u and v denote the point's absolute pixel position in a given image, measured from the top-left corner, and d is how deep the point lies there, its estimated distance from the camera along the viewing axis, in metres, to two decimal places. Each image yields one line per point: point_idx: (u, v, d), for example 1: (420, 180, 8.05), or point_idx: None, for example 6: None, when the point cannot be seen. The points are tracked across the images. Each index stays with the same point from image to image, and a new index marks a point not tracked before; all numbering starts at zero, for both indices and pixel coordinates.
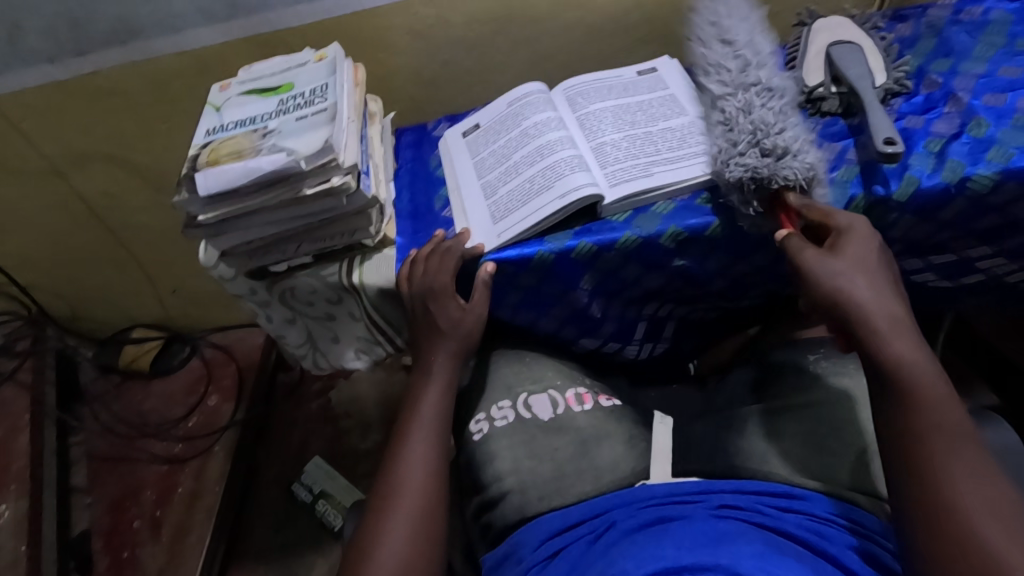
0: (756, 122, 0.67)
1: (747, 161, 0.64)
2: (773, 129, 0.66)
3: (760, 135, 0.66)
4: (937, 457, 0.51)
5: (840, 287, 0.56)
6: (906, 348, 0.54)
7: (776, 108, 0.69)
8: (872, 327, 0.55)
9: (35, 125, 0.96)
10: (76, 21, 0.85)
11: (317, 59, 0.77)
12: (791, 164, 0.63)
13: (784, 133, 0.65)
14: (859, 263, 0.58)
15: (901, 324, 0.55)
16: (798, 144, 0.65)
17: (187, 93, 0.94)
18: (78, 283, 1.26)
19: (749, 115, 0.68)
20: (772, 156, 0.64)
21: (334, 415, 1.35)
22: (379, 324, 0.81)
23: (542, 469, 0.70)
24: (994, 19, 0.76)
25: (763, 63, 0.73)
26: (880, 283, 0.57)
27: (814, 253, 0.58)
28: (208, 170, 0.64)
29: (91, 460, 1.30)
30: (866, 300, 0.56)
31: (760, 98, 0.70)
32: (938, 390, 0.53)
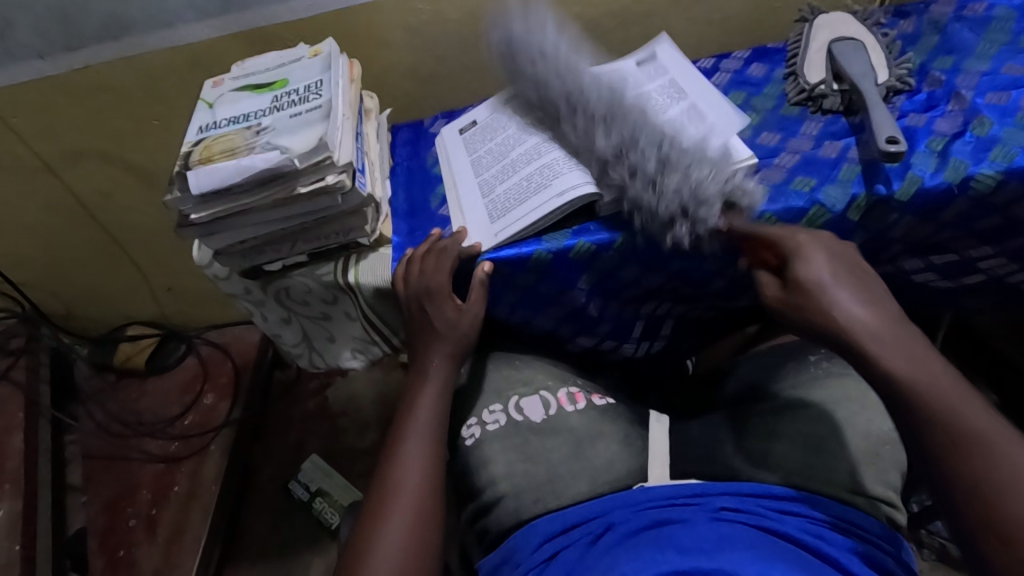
0: (657, 168, 0.66)
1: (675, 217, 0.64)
2: (666, 175, 0.65)
3: (663, 186, 0.65)
4: (975, 461, 0.49)
5: (813, 320, 0.57)
6: (901, 358, 0.54)
7: (658, 145, 0.67)
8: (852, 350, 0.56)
9: (26, 122, 0.95)
10: (67, 15, 0.84)
11: (312, 55, 0.76)
12: (702, 210, 0.63)
13: (679, 175, 0.64)
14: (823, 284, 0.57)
15: (882, 334, 0.55)
16: (701, 180, 0.64)
17: (180, 89, 0.93)
18: (71, 281, 1.25)
19: (644, 161, 0.67)
20: (682, 208, 0.64)
21: (331, 413, 1.34)
22: (374, 324, 0.80)
23: (537, 471, 0.69)
24: (997, 15, 0.75)
25: (600, 101, 0.71)
26: (849, 297, 0.57)
27: (779, 294, 0.60)
28: (200, 168, 0.63)
29: (86, 459, 1.30)
30: (843, 322, 0.56)
31: (633, 140, 0.68)
32: (949, 392, 0.52)
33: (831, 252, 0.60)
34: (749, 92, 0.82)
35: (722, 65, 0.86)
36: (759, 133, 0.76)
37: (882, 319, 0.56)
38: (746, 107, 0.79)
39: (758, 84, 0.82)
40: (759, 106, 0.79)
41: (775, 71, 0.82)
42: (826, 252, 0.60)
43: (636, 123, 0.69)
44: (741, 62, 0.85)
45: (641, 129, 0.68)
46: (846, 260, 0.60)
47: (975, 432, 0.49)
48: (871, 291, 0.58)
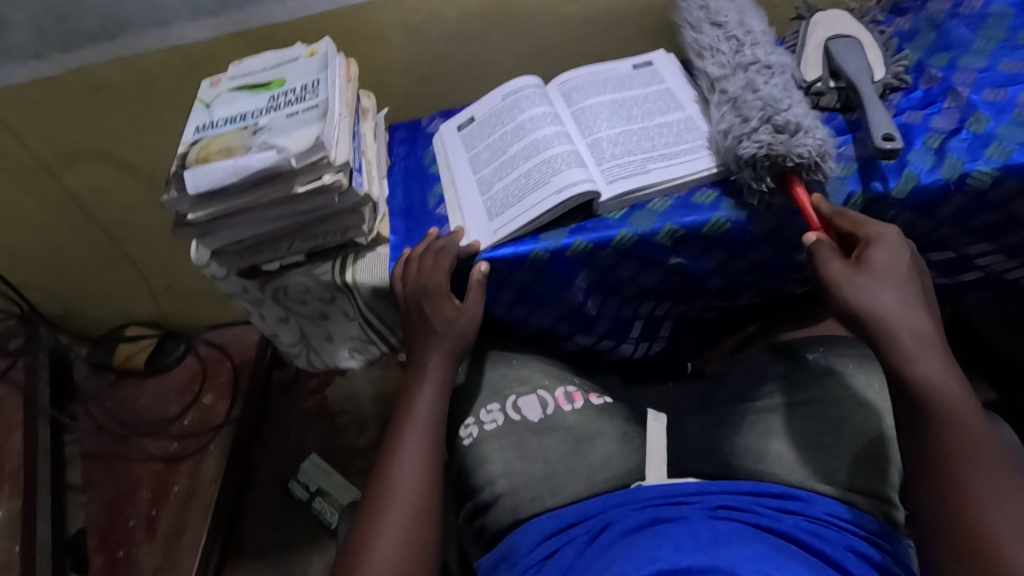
0: (763, 103, 0.68)
1: (761, 137, 0.64)
2: (781, 110, 0.67)
3: (773, 114, 0.66)
4: (954, 437, 0.53)
5: (863, 303, 0.57)
6: (936, 365, 0.55)
7: (774, 91, 0.70)
8: (895, 343, 0.56)
9: (23, 122, 0.95)
10: (63, 15, 0.84)
11: (309, 54, 0.76)
12: (794, 140, 0.63)
13: (793, 114, 0.66)
14: (888, 275, 0.59)
15: (930, 343, 0.56)
16: (805, 124, 0.66)
17: (178, 88, 0.93)
18: (70, 281, 1.25)
19: (750, 99, 0.69)
20: (784, 131, 0.64)
21: (331, 412, 1.35)
22: (373, 323, 0.80)
23: (532, 469, 0.70)
24: (993, 13, 0.75)
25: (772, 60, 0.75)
26: (907, 302, 0.58)
27: (840, 269, 0.59)
28: (197, 168, 0.63)
29: (86, 459, 1.30)
30: (893, 320, 0.57)
31: (762, 87, 0.71)
32: (955, 387, 0.54)
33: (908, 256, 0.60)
34: None
35: None
36: None
37: (920, 324, 0.57)
38: None
39: None
40: None
41: None
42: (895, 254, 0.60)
43: (757, 72, 0.74)
44: None
45: (758, 85, 0.71)
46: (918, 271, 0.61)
47: (962, 418, 0.53)
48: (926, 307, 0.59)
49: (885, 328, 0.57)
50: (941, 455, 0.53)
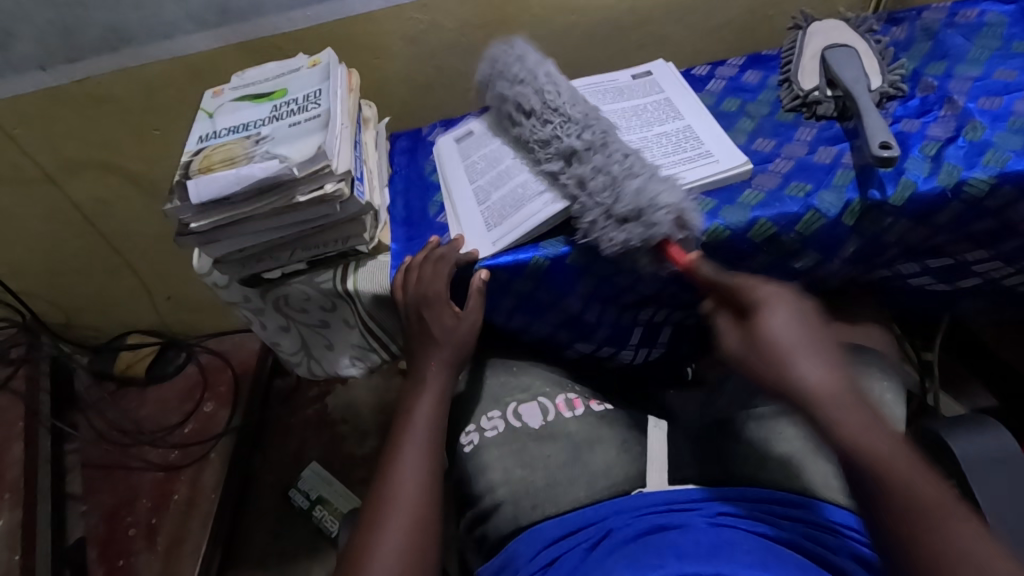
0: (606, 182, 0.64)
1: (619, 235, 0.63)
2: (619, 192, 0.63)
3: (613, 200, 0.63)
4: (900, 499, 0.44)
5: (763, 375, 0.52)
6: (841, 420, 0.47)
7: (619, 158, 0.65)
8: (807, 409, 0.49)
9: (27, 132, 0.96)
10: (68, 27, 0.85)
11: (311, 65, 0.77)
12: (648, 224, 0.61)
13: (631, 190, 0.62)
14: (784, 328, 0.52)
15: (835, 395, 0.48)
16: (653, 196, 0.61)
17: (181, 99, 0.94)
18: (71, 290, 1.25)
19: (591, 179, 0.65)
20: (630, 221, 0.62)
21: (332, 420, 1.35)
22: (374, 331, 0.80)
23: (533, 477, 0.69)
24: (988, 22, 0.76)
25: (596, 128, 0.69)
26: (805, 354, 0.50)
27: (738, 344, 0.54)
28: (200, 178, 0.64)
29: (86, 467, 1.29)
30: (796, 381, 0.49)
31: (607, 157, 0.66)
32: (871, 436, 0.46)
33: (798, 303, 0.55)
34: (744, 98, 0.82)
35: (717, 72, 0.87)
36: (755, 138, 0.76)
37: (823, 374, 0.49)
38: (742, 114, 0.80)
39: (754, 90, 0.82)
40: (754, 111, 0.80)
41: (770, 78, 0.83)
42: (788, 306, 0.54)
43: (598, 134, 0.68)
44: (736, 69, 0.86)
45: (604, 150, 0.67)
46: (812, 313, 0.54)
47: (894, 471, 0.45)
48: (828, 348, 0.51)
49: (788, 392, 0.50)
50: (896, 529, 0.44)
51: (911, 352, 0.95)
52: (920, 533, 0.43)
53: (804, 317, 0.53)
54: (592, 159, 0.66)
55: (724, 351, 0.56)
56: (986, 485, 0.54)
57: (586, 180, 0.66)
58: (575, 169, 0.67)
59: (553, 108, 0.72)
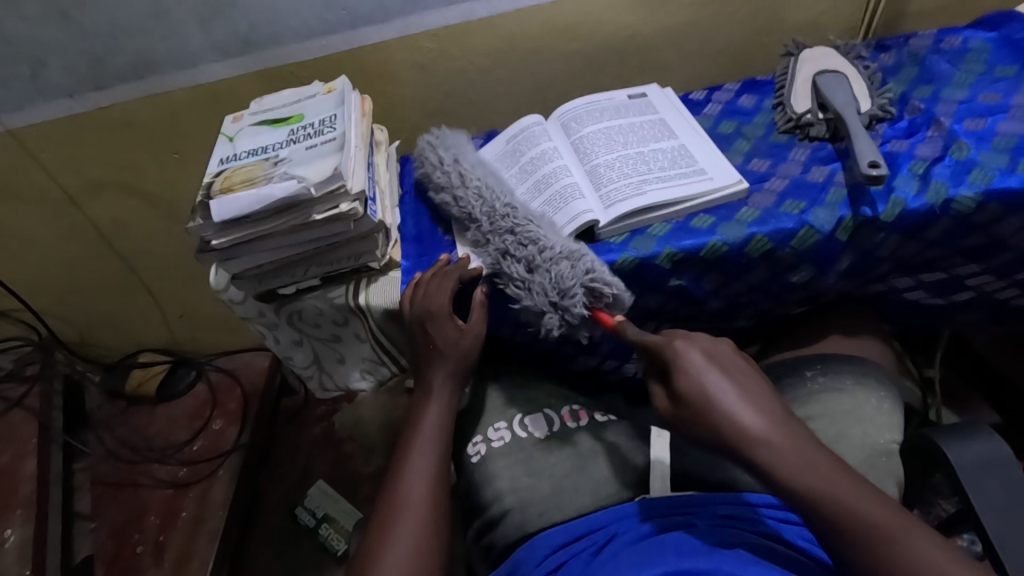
0: (520, 270, 0.68)
1: (551, 320, 0.67)
2: (530, 289, 0.68)
3: (533, 290, 0.67)
4: (849, 512, 0.46)
5: (692, 424, 0.53)
6: (784, 463, 0.49)
7: (516, 256, 0.69)
8: (739, 450, 0.50)
9: (52, 155, 1.00)
10: (97, 57, 0.90)
11: (326, 91, 0.81)
12: (570, 307, 0.66)
13: (542, 276, 0.67)
14: (705, 371, 0.54)
15: (766, 436, 0.50)
16: (563, 282, 0.66)
17: (201, 124, 0.98)
18: (86, 309, 1.28)
19: (511, 267, 0.69)
20: (550, 307, 0.67)
21: (338, 438, 1.37)
22: (384, 345, 0.83)
23: (538, 485, 0.71)
24: (972, 48, 0.80)
25: (503, 219, 0.72)
26: (731, 394, 0.52)
27: (665, 405, 0.56)
28: (222, 198, 0.67)
29: (95, 485, 1.31)
30: (729, 431, 0.51)
31: (509, 259, 0.70)
32: (807, 472, 0.48)
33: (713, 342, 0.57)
34: (739, 121, 0.85)
35: (714, 96, 0.90)
36: (751, 159, 0.79)
37: (745, 413, 0.51)
38: (738, 135, 0.83)
39: (749, 113, 0.86)
40: (749, 133, 0.83)
41: (764, 102, 0.87)
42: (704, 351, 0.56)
43: (507, 220, 0.72)
44: (732, 94, 0.90)
45: (512, 232, 0.71)
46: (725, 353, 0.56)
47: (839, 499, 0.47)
48: (754, 388, 0.53)
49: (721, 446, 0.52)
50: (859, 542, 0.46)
51: (910, 367, 0.97)
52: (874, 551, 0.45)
53: (723, 360, 0.55)
54: (504, 244, 0.70)
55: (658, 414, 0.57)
56: (982, 489, 0.56)
57: (509, 264, 0.69)
58: (495, 252, 0.71)
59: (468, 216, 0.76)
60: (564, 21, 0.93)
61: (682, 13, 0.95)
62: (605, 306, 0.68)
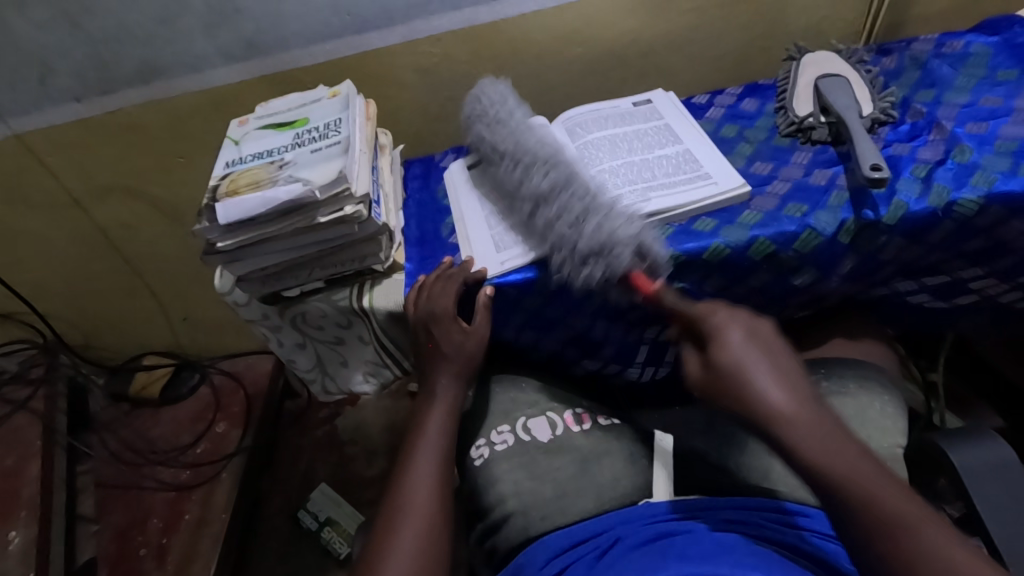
0: (569, 214, 0.67)
1: (591, 270, 0.65)
2: (581, 230, 0.66)
3: (576, 240, 0.66)
4: (867, 499, 0.47)
5: (727, 399, 0.52)
6: (815, 445, 0.49)
7: (580, 194, 0.68)
8: (773, 431, 0.50)
9: (59, 160, 1.01)
10: (104, 62, 0.91)
11: (331, 96, 0.82)
12: (612, 259, 0.64)
13: (592, 226, 0.65)
14: (742, 350, 0.53)
15: (801, 419, 0.49)
16: (613, 230, 0.64)
17: (206, 128, 0.99)
18: (91, 312, 1.29)
19: (557, 213, 0.68)
20: (593, 259, 0.65)
21: (341, 441, 1.37)
22: (387, 347, 0.83)
23: (541, 489, 0.71)
24: (974, 52, 0.80)
25: (556, 169, 0.71)
26: (768, 376, 0.51)
27: (696, 374, 0.55)
28: (227, 201, 0.67)
29: (98, 488, 1.31)
30: (760, 409, 0.50)
31: (570, 194, 0.68)
32: (837, 454, 0.48)
33: (746, 322, 0.56)
34: (742, 124, 0.86)
35: (716, 100, 0.91)
36: (753, 162, 0.79)
37: (783, 395, 0.50)
38: (741, 139, 0.83)
39: (751, 117, 0.86)
40: (752, 137, 0.83)
41: (766, 106, 0.87)
42: (743, 330, 0.55)
43: (556, 171, 0.71)
44: (734, 98, 0.90)
45: (563, 182, 0.69)
46: (761, 332, 0.55)
47: (865, 487, 0.47)
48: (790, 367, 0.53)
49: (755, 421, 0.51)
50: (872, 529, 0.46)
51: (914, 371, 0.97)
52: (894, 539, 0.45)
53: (760, 339, 0.54)
54: (556, 189, 0.69)
55: (687, 382, 0.56)
56: (985, 493, 0.56)
57: (557, 210, 0.68)
58: (545, 197, 0.70)
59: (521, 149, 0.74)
60: (566, 27, 0.94)
61: (684, 19, 0.95)
62: (644, 272, 0.65)
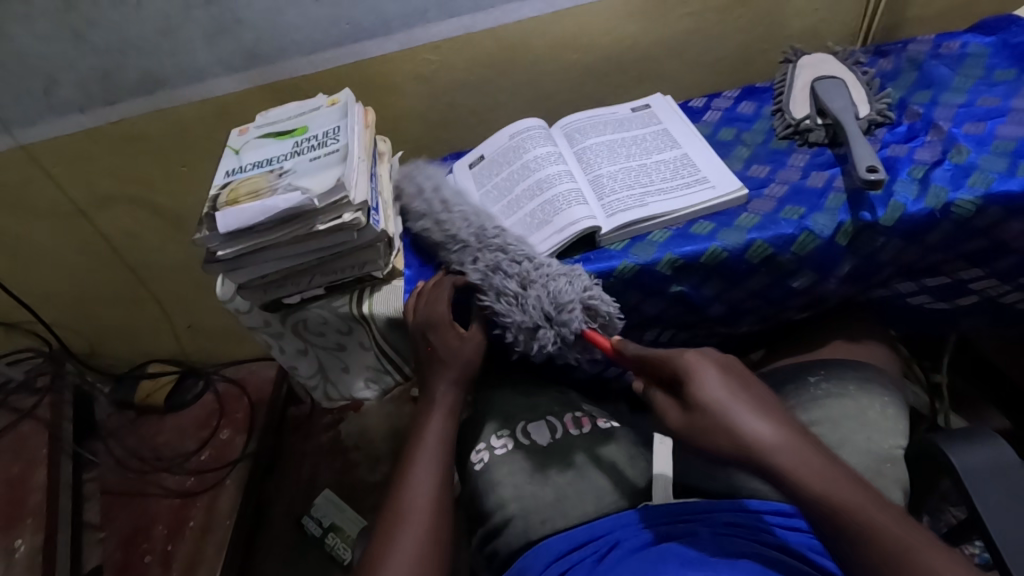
0: (511, 293, 0.69)
1: (543, 339, 0.68)
2: (523, 307, 0.68)
3: (523, 312, 0.68)
4: (862, 518, 0.48)
5: (716, 441, 0.52)
6: (805, 468, 0.50)
7: (511, 274, 0.69)
8: (766, 464, 0.50)
9: (64, 170, 1.02)
10: (107, 73, 0.92)
11: (330, 104, 0.83)
12: (566, 323, 0.67)
13: (536, 297, 0.68)
14: (725, 387, 0.53)
15: (788, 452, 0.50)
16: (563, 296, 0.67)
17: (209, 138, 1.00)
18: (97, 321, 1.30)
19: (501, 291, 0.69)
20: (543, 327, 0.68)
21: (345, 447, 1.37)
22: (388, 353, 0.84)
23: (541, 493, 0.71)
24: (971, 52, 0.80)
25: (487, 243, 0.72)
26: (749, 409, 0.52)
27: (683, 417, 0.54)
28: (228, 209, 0.68)
29: (104, 495, 1.32)
30: (748, 448, 0.51)
31: (505, 272, 0.70)
32: (829, 480, 0.49)
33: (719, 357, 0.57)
34: (739, 128, 0.86)
35: (713, 103, 0.91)
36: (750, 165, 0.79)
37: (772, 426, 0.51)
38: (738, 142, 0.84)
39: (748, 120, 0.87)
40: (749, 140, 0.83)
41: (763, 109, 0.87)
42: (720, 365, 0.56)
43: (486, 244, 0.72)
44: (731, 101, 0.90)
45: (500, 252, 0.71)
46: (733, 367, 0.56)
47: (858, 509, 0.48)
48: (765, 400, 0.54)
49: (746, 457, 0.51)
50: (878, 544, 0.47)
51: (917, 372, 0.96)
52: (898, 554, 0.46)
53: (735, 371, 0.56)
54: (492, 262, 0.71)
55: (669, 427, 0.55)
56: (987, 495, 0.55)
57: (499, 286, 0.69)
58: (485, 271, 0.71)
59: (448, 235, 0.75)
60: (563, 32, 0.94)
61: (681, 23, 0.96)
62: (598, 328, 0.69)
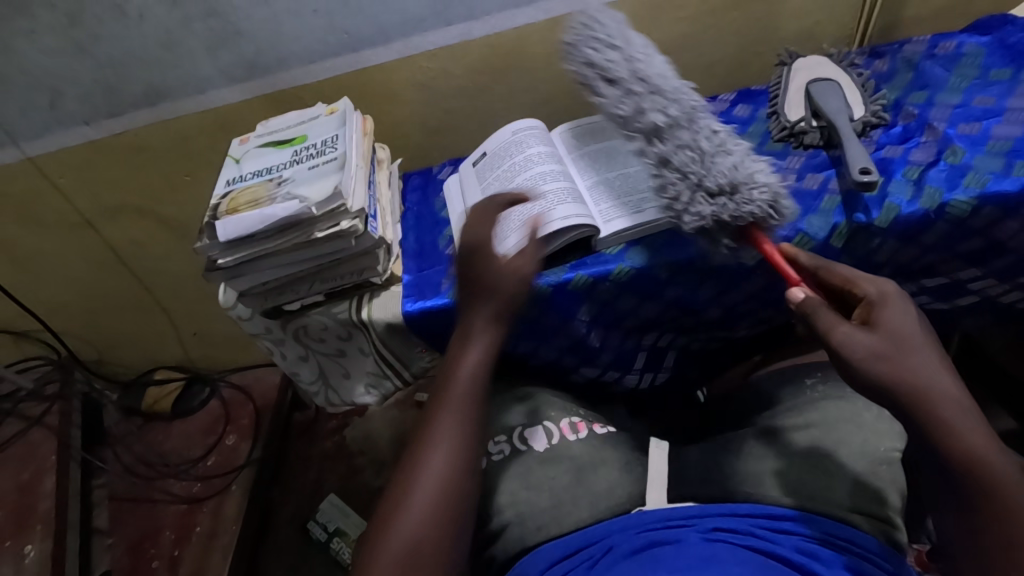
0: (693, 154, 0.66)
1: (703, 211, 0.65)
2: (708, 166, 0.66)
3: (701, 175, 0.66)
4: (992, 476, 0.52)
5: (889, 369, 0.55)
6: (961, 419, 0.53)
7: (704, 139, 0.68)
8: (933, 408, 0.54)
9: (69, 182, 1.04)
10: (110, 87, 0.93)
11: (329, 113, 0.84)
12: (745, 201, 0.64)
13: (728, 165, 0.66)
14: (907, 330, 0.57)
15: (958, 407, 0.54)
16: (748, 176, 0.65)
17: (211, 148, 1.02)
18: (104, 328, 1.32)
19: (681, 148, 0.67)
20: (723, 195, 0.65)
21: (350, 451, 1.38)
22: (387, 358, 0.84)
23: (538, 498, 0.71)
24: (967, 52, 0.80)
25: (679, 102, 0.69)
26: (929, 356, 0.56)
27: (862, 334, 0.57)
28: (227, 218, 0.69)
29: (113, 501, 1.33)
30: (916, 384, 0.54)
31: (688, 135, 0.68)
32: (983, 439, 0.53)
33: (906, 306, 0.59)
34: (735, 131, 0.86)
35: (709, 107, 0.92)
36: None
37: (948, 379, 0.55)
38: None
39: (744, 123, 0.87)
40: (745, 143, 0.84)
41: (758, 111, 0.88)
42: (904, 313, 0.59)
43: (678, 102, 0.69)
44: (727, 104, 0.91)
45: (692, 116, 0.69)
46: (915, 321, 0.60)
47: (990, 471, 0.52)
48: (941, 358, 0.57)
49: (912, 391, 0.54)
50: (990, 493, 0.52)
51: None
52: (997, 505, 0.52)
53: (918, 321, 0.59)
54: (683, 117, 0.68)
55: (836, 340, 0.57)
56: None
57: (687, 142, 0.67)
58: (667, 124, 0.68)
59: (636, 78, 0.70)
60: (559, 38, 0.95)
61: (677, 27, 0.96)
62: (758, 225, 0.66)
